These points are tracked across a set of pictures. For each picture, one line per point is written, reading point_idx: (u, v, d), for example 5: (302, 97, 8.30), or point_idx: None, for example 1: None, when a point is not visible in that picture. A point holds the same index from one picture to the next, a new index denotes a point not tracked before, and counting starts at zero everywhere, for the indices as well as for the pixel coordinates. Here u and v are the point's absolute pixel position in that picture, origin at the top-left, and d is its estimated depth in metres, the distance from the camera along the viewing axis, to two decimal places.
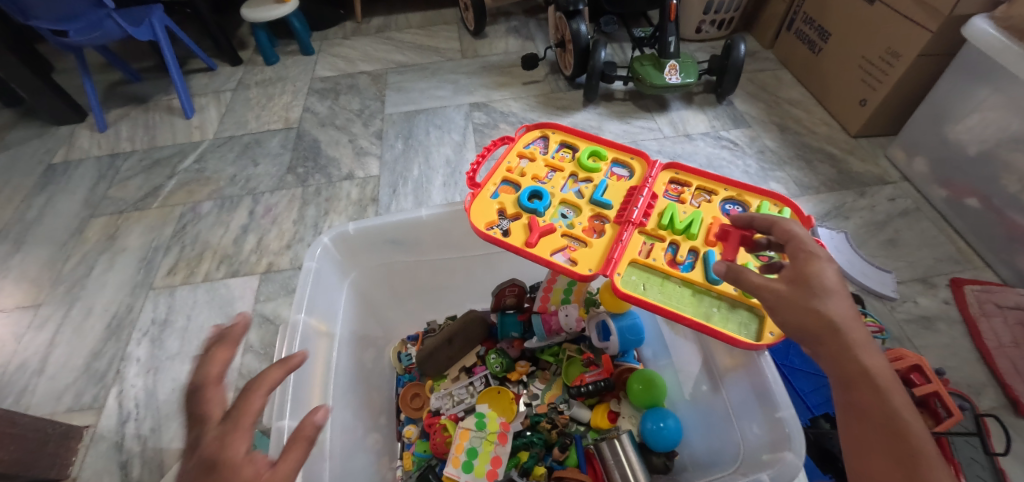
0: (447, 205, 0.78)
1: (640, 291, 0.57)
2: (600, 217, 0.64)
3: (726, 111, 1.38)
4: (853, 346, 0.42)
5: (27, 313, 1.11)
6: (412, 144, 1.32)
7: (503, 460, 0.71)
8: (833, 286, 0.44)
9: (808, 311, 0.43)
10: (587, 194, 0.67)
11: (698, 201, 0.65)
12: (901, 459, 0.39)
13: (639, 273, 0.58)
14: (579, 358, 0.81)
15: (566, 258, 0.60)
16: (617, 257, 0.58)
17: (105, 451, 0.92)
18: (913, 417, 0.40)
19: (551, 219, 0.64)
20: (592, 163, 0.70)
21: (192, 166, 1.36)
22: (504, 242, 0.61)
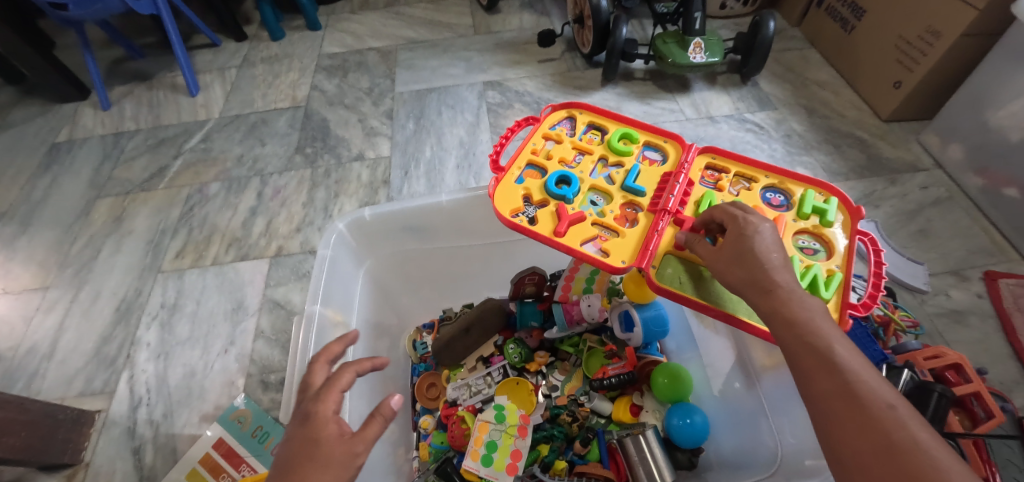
0: (467, 190, 0.74)
1: (677, 285, 0.54)
2: (632, 205, 0.61)
3: (751, 92, 1.32)
4: (777, 288, 0.44)
5: (35, 296, 1.10)
6: (424, 125, 1.28)
7: (523, 453, 0.69)
8: (763, 243, 0.47)
9: (729, 269, 0.47)
10: (618, 180, 0.63)
11: (737, 189, 0.61)
12: (821, 369, 0.39)
13: (675, 265, 0.55)
14: (601, 350, 0.78)
15: (596, 248, 0.57)
16: (652, 248, 0.56)
17: (117, 436, 0.92)
18: (835, 333, 0.41)
19: (580, 207, 0.61)
20: (623, 146, 0.66)
21: (198, 146, 1.32)
22: (531, 230, 0.58)
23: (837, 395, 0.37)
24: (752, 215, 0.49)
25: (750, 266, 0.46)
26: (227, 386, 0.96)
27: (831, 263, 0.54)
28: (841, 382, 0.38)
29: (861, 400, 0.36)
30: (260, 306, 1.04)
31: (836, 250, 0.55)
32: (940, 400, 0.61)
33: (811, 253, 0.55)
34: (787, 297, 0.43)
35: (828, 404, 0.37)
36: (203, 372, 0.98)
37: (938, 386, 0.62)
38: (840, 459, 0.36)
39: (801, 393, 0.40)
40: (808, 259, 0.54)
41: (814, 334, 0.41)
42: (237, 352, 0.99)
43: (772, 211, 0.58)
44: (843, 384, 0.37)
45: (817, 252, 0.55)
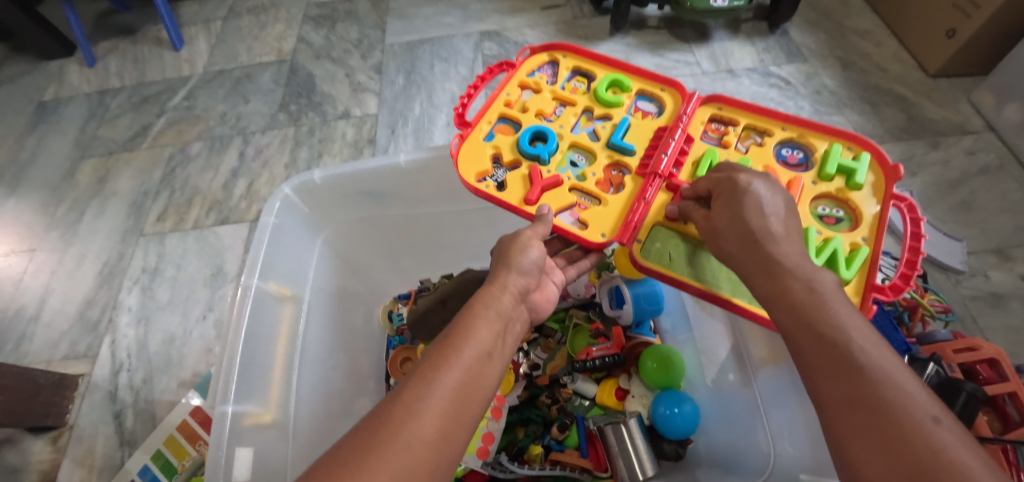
0: (432, 149, 0.66)
1: (665, 264, 0.44)
2: (619, 167, 0.50)
3: (779, 42, 1.17)
4: (779, 265, 0.35)
5: (22, 259, 1.08)
6: (415, 79, 1.18)
7: (495, 436, 0.64)
8: (756, 205, 0.38)
9: (718, 236, 0.40)
10: (603, 136, 0.51)
11: (745, 145, 0.50)
12: (837, 366, 0.30)
13: (664, 238, 0.46)
14: (587, 327, 0.71)
15: (573, 219, 0.47)
16: (638, 220, 0.46)
17: (99, 401, 0.91)
18: (859, 322, 0.31)
19: (557, 169, 0.50)
20: (612, 96, 0.53)
21: (181, 103, 1.26)
22: (497, 199, 0.48)
23: (852, 403, 0.28)
24: (747, 174, 0.41)
25: (746, 233, 0.38)
26: (205, 354, 0.93)
27: (856, 235, 0.44)
28: (859, 385, 0.28)
29: (888, 410, 0.27)
30: (238, 273, 1.00)
31: (863, 219, 0.44)
32: (968, 400, 0.52)
33: (832, 223, 0.45)
34: (793, 279, 0.34)
35: (845, 410, 0.28)
36: (182, 338, 0.95)
37: (968, 384, 0.53)
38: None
39: (810, 398, 0.31)
40: (827, 230, 0.44)
41: (828, 322, 0.32)
42: (216, 318, 0.96)
43: (787, 173, 0.47)
44: (863, 386, 0.28)
45: (839, 222, 0.45)
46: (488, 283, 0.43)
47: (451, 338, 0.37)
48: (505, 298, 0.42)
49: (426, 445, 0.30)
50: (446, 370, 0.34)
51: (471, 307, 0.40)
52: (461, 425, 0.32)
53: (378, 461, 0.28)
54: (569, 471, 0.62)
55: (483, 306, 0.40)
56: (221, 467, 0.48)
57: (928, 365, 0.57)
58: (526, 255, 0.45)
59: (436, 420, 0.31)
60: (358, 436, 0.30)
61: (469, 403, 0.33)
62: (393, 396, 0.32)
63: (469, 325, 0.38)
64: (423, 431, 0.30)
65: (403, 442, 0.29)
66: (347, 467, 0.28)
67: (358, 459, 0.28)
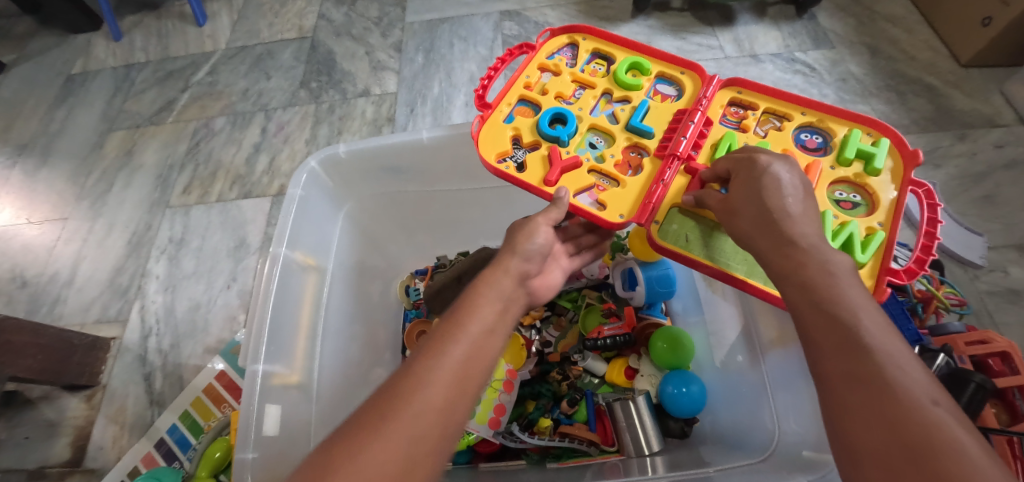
0: (452, 127, 0.67)
1: (682, 245, 0.45)
2: (637, 149, 0.50)
3: (806, 27, 1.15)
4: (793, 245, 0.36)
5: (55, 227, 1.12)
6: (434, 58, 1.19)
7: (507, 408, 0.66)
8: (775, 184, 0.39)
9: (733, 215, 0.41)
10: (623, 118, 0.52)
11: (764, 130, 0.50)
12: (839, 344, 0.31)
13: (682, 220, 0.46)
14: (599, 307, 0.73)
15: (591, 200, 0.48)
16: (656, 201, 0.46)
17: (130, 363, 0.95)
18: (865, 304, 0.33)
19: (576, 151, 0.50)
20: (631, 78, 0.53)
21: (205, 79, 1.29)
22: (517, 179, 0.48)
23: (854, 378, 0.29)
24: (766, 157, 0.41)
25: (766, 211, 0.38)
26: (229, 322, 0.97)
27: (872, 220, 0.44)
28: (860, 362, 0.30)
29: (891, 387, 0.28)
30: (261, 245, 1.03)
31: (879, 205, 0.45)
32: (976, 392, 0.53)
33: (848, 208, 0.45)
34: (803, 261, 0.35)
35: (847, 382, 0.29)
36: (207, 305, 0.99)
37: (978, 376, 0.54)
38: (851, 454, 0.28)
39: (812, 371, 0.32)
40: (843, 215, 0.45)
41: (839, 301, 0.33)
42: (239, 288, 1.00)
43: (806, 157, 0.48)
44: (862, 363, 0.29)
45: (856, 207, 0.45)
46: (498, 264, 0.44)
47: (459, 315, 0.39)
48: (507, 280, 0.43)
49: (435, 413, 0.32)
50: (453, 345, 0.36)
51: (479, 285, 0.42)
52: (467, 396, 0.34)
53: (394, 428, 0.30)
54: (578, 444, 0.64)
55: (491, 286, 0.42)
56: (253, 420, 0.51)
57: (939, 356, 0.57)
58: (533, 240, 0.46)
59: (447, 390, 0.33)
60: (375, 405, 0.32)
61: (475, 377, 0.35)
62: (408, 368, 0.34)
63: (476, 303, 0.40)
64: (433, 400, 0.32)
65: (413, 412, 0.31)
66: (361, 435, 0.30)
67: (376, 425, 0.31)
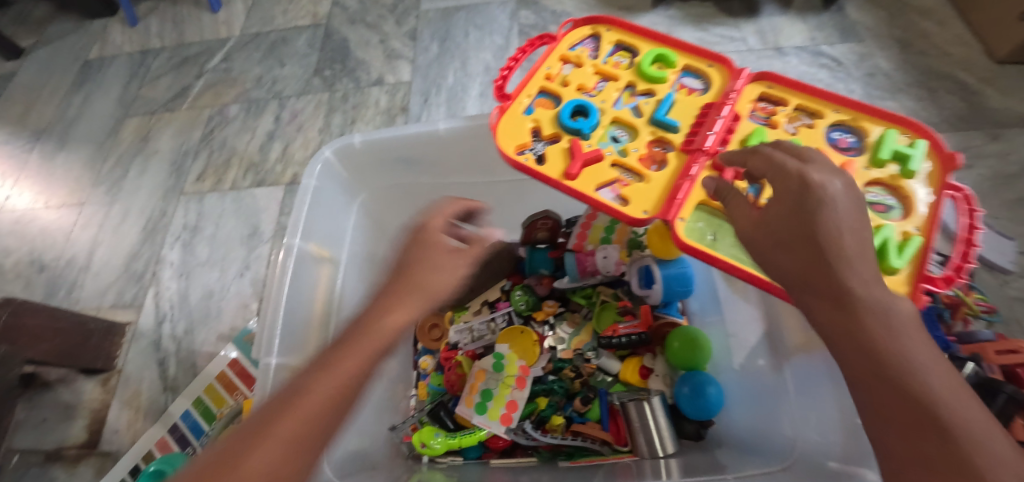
0: (470, 118, 0.66)
1: (706, 243, 0.43)
2: (662, 143, 0.49)
3: (833, 19, 1.12)
4: (850, 294, 0.31)
5: (72, 212, 1.13)
6: (449, 47, 1.17)
7: (519, 404, 0.66)
8: (826, 210, 0.33)
9: (769, 242, 0.35)
10: (647, 112, 0.50)
11: (795, 126, 0.48)
12: (900, 399, 0.28)
13: (709, 217, 0.44)
14: (614, 305, 0.72)
15: (613, 195, 0.46)
16: (683, 197, 0.44)
17: (144, 348, 0.96)
18: (923, 345, 0.30)
19: (598, 144, 0.49)
20: (656, 71, 0.52)
21: (219, 65, 1.28)
22: (537, 172, 0.47)
23: (930, 463, 0.27)
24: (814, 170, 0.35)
25: (812, 248, 0.33)
26: (242, 310, 0.97)
27: (907, 224, 0.42)
28: (935, 443, 0.27)
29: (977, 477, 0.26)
30: (274, 234, 1.03)
31: (916, 209, 0.43)
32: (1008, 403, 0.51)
33: (882, 211, 0.43)
34: (854, 294, 0.31)
35: (921, 463, 0.27)
36: (220, 293, 0.99)
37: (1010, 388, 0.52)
38: None
39: (871, 438, 0.30)
40: (878, 218, 0.43)
41: (904, 363, 0.29)
42: (252, 276, 1.00)
43: (838, 156, 0.46)
44: (926, 426, 0.27)
45: (890, 210, 0.43)
46: (388, 293, 0.45)
47: (338, 353, 0.40)
48: (387, 324, 0.43)
49: (279, 454, 0.33)
50: (300, 401, 0.36)
51: (369, 318, 0.43)
52: (302, 454, 0.35)
53: None
54: (590, 442, 0.64)
55: (382, 319, 0.43)
56: None
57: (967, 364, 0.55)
58: (434, 272, 0.46)
59: (289, 435, 0.34)
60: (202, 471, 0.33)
61: (314, 434, 0.36)
62: (281, 405, 0.36)
63: (341, 354, 0.40)
64: (257, 464, 0.33)
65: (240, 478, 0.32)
66: None
67: None
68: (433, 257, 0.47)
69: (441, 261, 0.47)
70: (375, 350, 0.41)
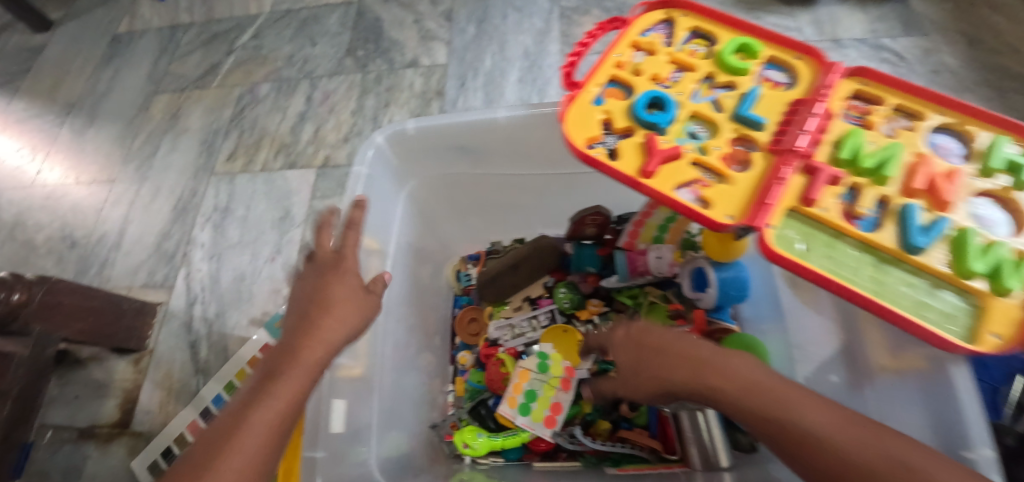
0: (532, 106, 0.63)
1: (797, 253, 0.40)
2: (745, 141, 0.45)
3: (895, 10, 1.06)
4: (712, 368, 0.40)
5: (102, 189, 1.12)
6: (486, 29, 1.13)
7: (564, 407, 0.65)
8: (654, 334, 0.47)
9: (649, 377, 0.45)
10: (729, 106, 0.47)
11: (893, 129, 0.45)
12: (801, 446, 0.34)
13: (800, 226, 0.41)
14: (664, 307, 0.69)
15: (693, 196, 0.43)
16: (773, 201, 0.41)
17: (176, 329, 0.96)
18: (783, 386, 0.37)
19: (676, 140, 0.45)
20: (738, 61, 0.48)
21: (249, 43, 1.25)
22: (611, 169, 0.44)
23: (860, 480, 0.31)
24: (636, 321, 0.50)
25: (666, 365, 0.43)
26: (274, 295, 0.95)
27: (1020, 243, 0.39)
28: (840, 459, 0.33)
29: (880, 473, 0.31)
30: (306, 218, 1.01)
31: None
32: None
33: (992, 226, 0.40)
34: (714, 376, 0.40)
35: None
36: (251, 277, 0.98)
37: None
38: None
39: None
40: (987, 234, 0.39)
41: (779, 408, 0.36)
42: (283, 261, 0.98)
43: (942, 162, 0.42)
44: (822, 450, 0.33)
45: (1001, 225, 0.40)
46: (297, 322, 0.45)
47: (266, 382, 0.40)
48: (324, 348, 0.43)
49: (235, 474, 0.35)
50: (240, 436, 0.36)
51: (290, 347, 0.42)
52: None
53: None
54: (638, 450, 0.62)
55: (312, 342, 0.43)
56: (322, 418, 0.50)
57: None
58: (348, 289, 0.47)
59: (251, 455, 0.36)
60: None
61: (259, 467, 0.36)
62: (226, 434, 0.37)
63: (273, 381, 0.40)
64: None
65: None
66: None
67: None
68: (337, 279, 0.47)
69: (341, 281, 0.47)
70: (311, 368, 0.42)
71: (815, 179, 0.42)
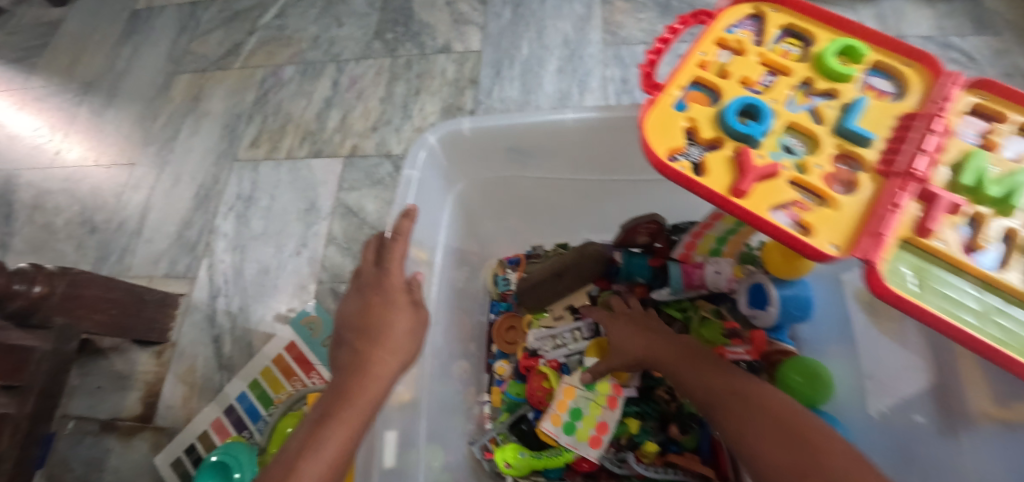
0: (604, 108, 0.59)
1: (910, 291, 0.35)
2: (849, 159, 0.40)
3: (964, 5, 0.98)
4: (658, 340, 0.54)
5: (122, 172, 1.08)
6: (524, 14, 1.06)
7: (610, 427, 0.59)
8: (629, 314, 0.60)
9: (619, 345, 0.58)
10: (830, 118, 0.41)
11: (1018, 151, 0.39)
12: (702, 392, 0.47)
13: (912, 259, 0.36)
14: (718, 323, 0.64)
15: (791, 220, 0.38)
16: (887, 232, 0.36)
17: (198, 322, 0.93)
18: (699, 358, 0.50)
19: (770, 154, 0.40)
20: (841, 66, 0.43)
21: (272, 22, 1.20)
22: (697, 185, 0.39)
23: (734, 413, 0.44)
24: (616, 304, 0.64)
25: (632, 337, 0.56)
26: (299, 290, 0.92)
27: None
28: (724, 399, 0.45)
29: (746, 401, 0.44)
30: (332, 211, 0.97)
31: None
32: None
33: None
34: (655, 349, 0.54)
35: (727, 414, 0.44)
36: (276, 270, 0.94)
37: None
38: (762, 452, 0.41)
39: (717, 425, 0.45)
40: None
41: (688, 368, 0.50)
42: (309, 255, 0.95)
43: None
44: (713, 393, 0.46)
45: None
46: (348, 359, 0.43)
47: (317, 428, 0.39)
48: (379, 388, 0.42)
49: None
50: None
51: (342, 388, 0.42)
52: None
53: None
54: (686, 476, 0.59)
55: (364, 382, 0.42)
56: (375, 452, 0.47)
57: None
58: (400, 320, 0.45)
59: None
60: None
61: None
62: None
63: (327, 424, 0.39)
64: None
65: None
66: None
67: None
68: (386, 307, 0.45)
69: (391, 305, 0.45)
70: (364, 410, 0.41)
71: (930, 208, 0.37)
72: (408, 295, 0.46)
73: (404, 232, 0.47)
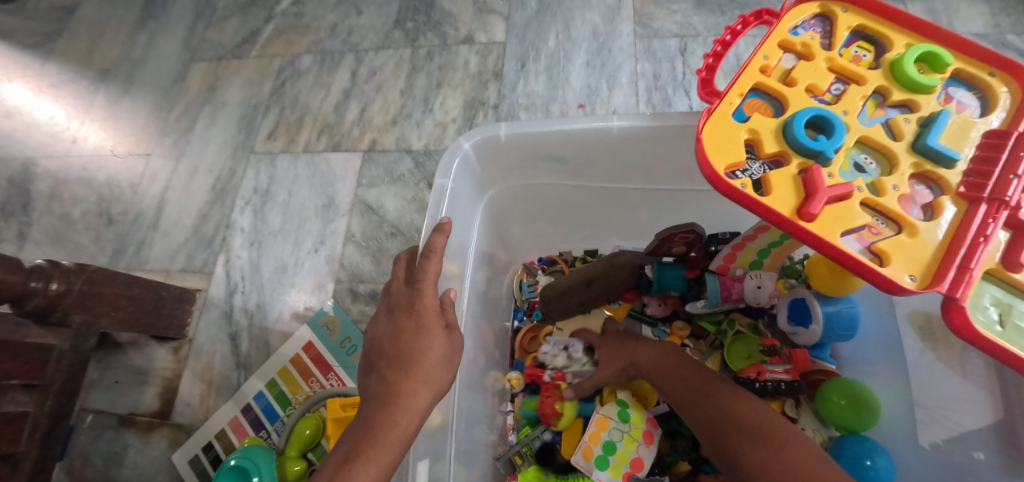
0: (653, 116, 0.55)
1: (998, 333, 0.32)
2: (927, 180, 0.36)
3: None
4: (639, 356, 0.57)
5: (139, 162, 1.07)
6: (550, 4, 1.02)
7: (646, 464, 0.56)
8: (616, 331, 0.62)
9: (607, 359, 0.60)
10: (906, 133, 0.38)
11: None
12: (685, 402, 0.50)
13: (998, 295, 0.33)
14: (756, 339, 0.61)
15: (864, 248, 0.34)
16: (974, 267, 0.32)
17: (216, 319, 0.91)
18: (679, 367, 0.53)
19: (840, 173, 0.36)
20: (919, 75, 0.39)
21: (290, 9, 1.17)
22: (761, 205, 0.35)
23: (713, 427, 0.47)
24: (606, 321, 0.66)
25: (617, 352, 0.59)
26: (317, 289, 0.90)
27: None
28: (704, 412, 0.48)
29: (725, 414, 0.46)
30: (351, 208, 0.95)
31: None
32: None
33: None
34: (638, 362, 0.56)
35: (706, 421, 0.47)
36: (294, 268, 0.93)
37: None
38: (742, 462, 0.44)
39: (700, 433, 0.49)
40: None
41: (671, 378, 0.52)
42: (327, 253, 0.93)
43: None
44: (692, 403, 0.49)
45: None
46: (379, 389, 0.42)
47: (344, 467, 0.38)
48: (411, 422, 0.41)
49: None
50: None
51: (371, 421, 0.40)
52: None
53: None
54: None
55: (396, 416, 0.41)
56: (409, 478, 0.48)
57: None
58: (435, 347, 0.43)
59: None
60: None
61: None
62: None
63: (359, 459, 0.38)
64: None
65: None
66: None
67: None
68: (419, 333, 0.44)
69: (427, 333, 0.44)
70: (396, 445, 0.40)
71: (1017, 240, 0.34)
72: (441, 320, 0.45)
73: (437, 249, 0.46)
